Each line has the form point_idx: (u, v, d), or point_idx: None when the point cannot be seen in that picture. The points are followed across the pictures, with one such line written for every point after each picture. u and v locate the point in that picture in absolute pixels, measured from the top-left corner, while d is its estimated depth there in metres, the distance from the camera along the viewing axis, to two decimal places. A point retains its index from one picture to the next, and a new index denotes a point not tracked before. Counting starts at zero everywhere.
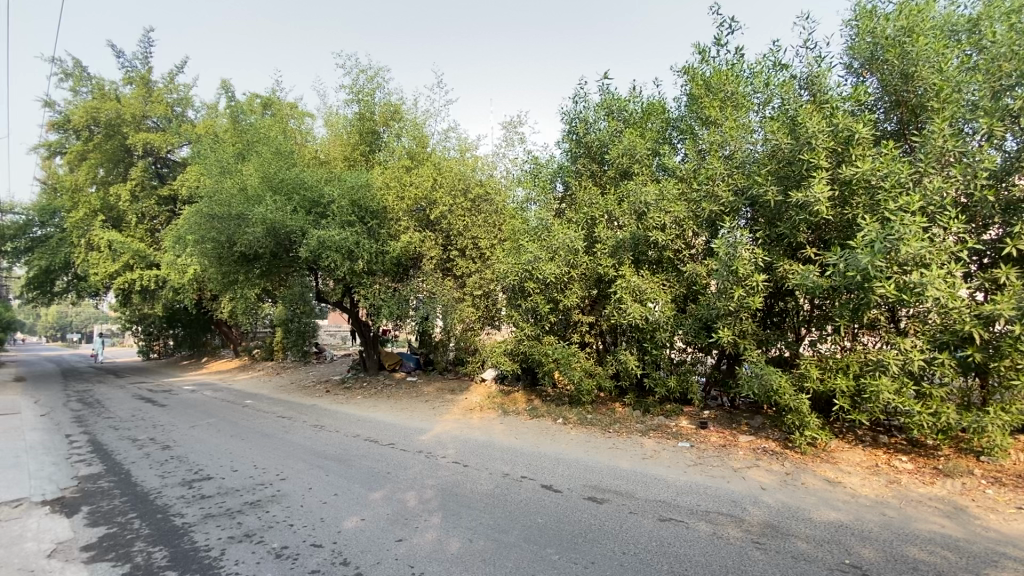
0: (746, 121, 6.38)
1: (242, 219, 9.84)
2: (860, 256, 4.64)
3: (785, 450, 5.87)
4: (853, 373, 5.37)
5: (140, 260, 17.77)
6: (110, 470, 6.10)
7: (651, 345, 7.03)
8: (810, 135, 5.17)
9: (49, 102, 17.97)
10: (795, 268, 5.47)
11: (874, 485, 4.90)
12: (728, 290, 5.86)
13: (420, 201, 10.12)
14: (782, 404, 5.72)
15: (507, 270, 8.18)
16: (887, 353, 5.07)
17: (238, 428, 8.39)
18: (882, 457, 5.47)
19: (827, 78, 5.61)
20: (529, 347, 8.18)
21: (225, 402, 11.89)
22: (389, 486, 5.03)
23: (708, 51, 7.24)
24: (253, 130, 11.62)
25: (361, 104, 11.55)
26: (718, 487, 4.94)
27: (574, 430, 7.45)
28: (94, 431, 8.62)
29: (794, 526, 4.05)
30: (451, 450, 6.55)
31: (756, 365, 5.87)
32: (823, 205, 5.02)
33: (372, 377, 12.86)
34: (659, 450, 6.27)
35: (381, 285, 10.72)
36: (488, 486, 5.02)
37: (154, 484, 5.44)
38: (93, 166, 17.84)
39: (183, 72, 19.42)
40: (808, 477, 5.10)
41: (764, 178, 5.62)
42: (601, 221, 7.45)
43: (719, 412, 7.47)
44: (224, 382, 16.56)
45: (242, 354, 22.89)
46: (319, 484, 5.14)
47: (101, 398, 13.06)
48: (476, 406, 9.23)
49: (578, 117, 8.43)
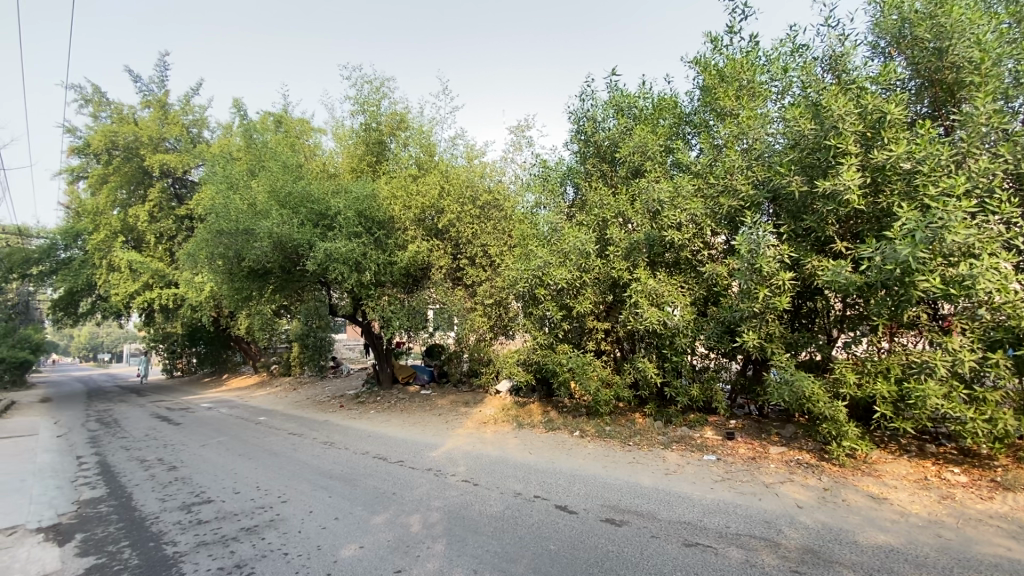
0: (764, 110, 5.99)
1: (250, 234, 9.71)
2: (900, 248, 4.18)
3: (821, 463, 5.39)
4: (894, 377, 4.89)
5: (160, 279, 18.02)
6: (113, 493, 5.95)
7: (671, 351, 6.63)
8: (837, 119, 4.75)
9: (70, 128, 18.46)
10: (824, 263, 5.03)
11: (925, 502, 4.40)
12: (752, 291, 5.45)
13: (428, 210, 9.98)
14: (816, 413, 5.27)
15: (516, 278, 7.88)
16: (933, 355, 4.60)
17: (247, 447, 8.21)
18: (932, 469, 4.97)
19: (851, 59, 5.19)
20: (542, 356, 7.83)
21: (239, 419, 11.78)
22: (393, 508, 4.72)
23: (720, 40, 6.86)
24: (262, 146, 11.64)
25: (367, 115, 11.45)
26: (749, 505, 4.51)
27: (592, 443, 7.06)
28: (105, 451, 8.54)
29: (837, 551, 3.61)
30: (462, 467, 6.23)
31: (786, 371, 5.42)
32: (854, 193, 4.60)
33: (386, 390, 12.65)
34: (683, 464, 5.84)
35: (390, 296, 10.52)
36: (498, 507, 4.68)
37: (153, 509, 5.26)
38: (113, 188, 18.19)
39: (198, 93, 19.78)
40: (849, 493, 4.64)
41: (787, 168, 5.20)
42: (613, 222, 7.09)
43: (747, 421, 7.00)
44: (242, 398, 16.58)
45: (261, 370, 23.04)
46: (320, 507, 4.87)
47: (119, 417, 13.09)
48: (490, 419, 8.92)
49: (586, 116, 8.11)
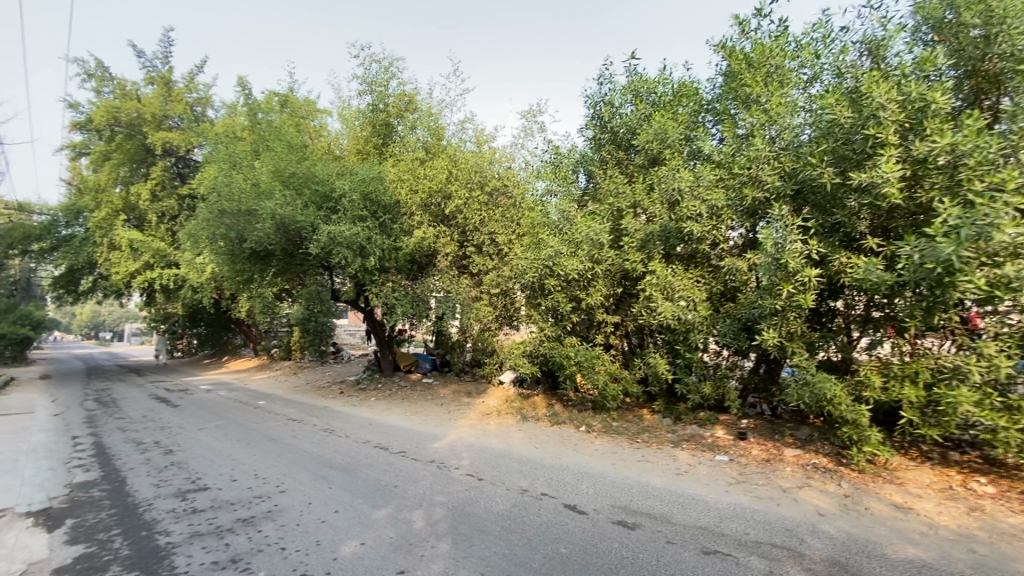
0: (792, 98, 5.70)
1: (252, 215, 9.49)
2: (943, 246, 3.91)
3: (839, 467, 5.19)
4: (922, 382, 4.66)
5: (161, 259, 17.82)
6: (107, 476, 5.80)
7: (684, 347, 6.41)
8: (877, 107, 4.46)
9: (73, 104, 18.18)
10: (854, 260, 4.79)
11: (954, 514, 4.19)
12: (775, 287, 5.20)
13: (435, 195, 9.72)
14: (837, 416, 5.06)
15: (526, 267, 7.67)
16: (966, 360, 4.38)
17: (246, 432, 8.03)
18: (957, 478, 4.77)
19: (890, 47, 4.90)
20: (550, 349, 7.62)
21: (238, 402, 11.63)
22: (396, 502, 4.54)
23: (748, 23, 6.53)
24: (266, 126, 11.36)
25: (375, 95, 11.14)
26: (768, 511, 4.31)
27: (599, 439, 6.87)
28: (101, 432, 8.38)
29: (865, 565, 3.41)
30: (465, 460, 6.05)
31: (807, 372, 5.20)
32: (892, 186, 4.34)
33: (387, 378, 12.47)
34: (695, 465, 5.64)
35: (394, 283, 10.29)
36: (504, 505, 4.49)
37: (148, 494, 5.10)
38: (115, 166, 17.93)
39: (202, 71, 19.43)
40: (872, 502, 4.43)
41: (819, 159, 4.91)
42: (628, 212, 6.84)
43: (760, 421, 6.80)
44: (242, 382, 16.45)
45: (262, 353, 22.92)
46: (320, 499, 4.69)
47: (117, 397, 12.95)
48: (494, 411, 8.74)
49: (602, 100, 7.79)
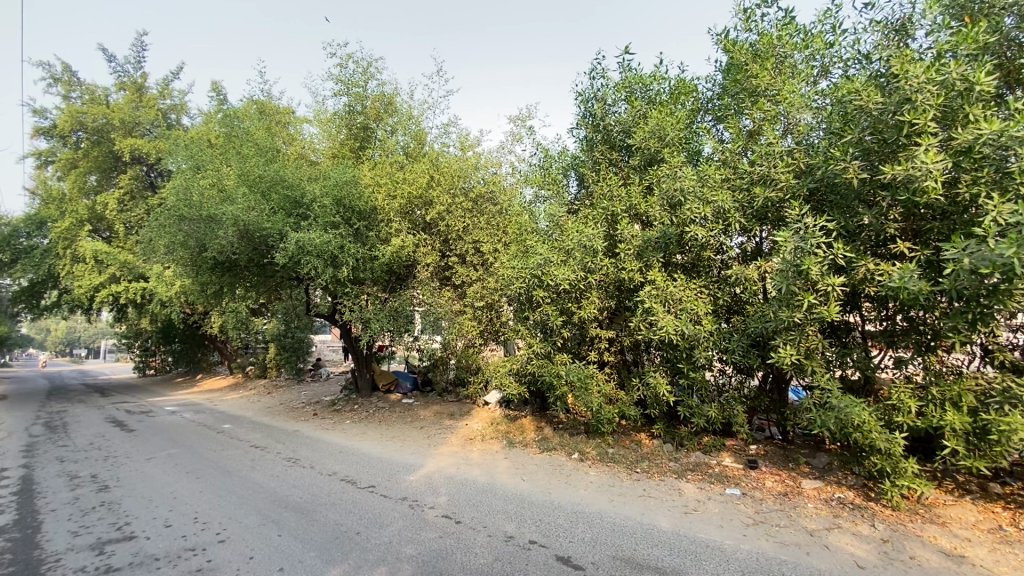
0: (804, 91, 5.23)
1: (214, 221, 8.72)
2: (1000, 248, 3.33)
3: (869, 503, 4.55)
4: (967, 407, 4.10)
5: (127, 272, 16.79)
6: (20, 522, 4.91)
7: (688, 366, 5.73)
8: (912, 90, 3.93)
9: (37, 109, 17.40)
10: (883, 267, 4.20)
11: (1013, 563, 3.55)
12: (792, 297, 4.56)
13: (415, 201, 9.08)
14: (866, 445, 4.42)
15: (512, 277, 7.02)
16: (1018, 382, 3.87)
17: (198, 463, 7.14)
18: (1004, 516, 4.14)
19: (919, 25, 4.49)
20: (538, 367, 6.89)
21: (200, 426, 10.70)
22: (354, 557, 3.78)
23: (752, 12, 6.06)
24: (234, 129, 10.66)
25: (352, 96, 10.50)
26: (797, 564, 3.63)
27: (594, 469, 6.15)
28: (35, 464, 7.42)
29: None
30: (442, 497, 5.27)
31: (831, 395, 4.55)
32: (934, 180, 3.79)
33: (364, 398, 11.64)
34: (703, 501, 4.94)
35: (370, 295, 9.52)
36: (485, 558, 3.76)
37: (59, 546, 4.25)
38: (81, 173, 17.10)
39: (177, 77, 18.72)
40: (916, 549, 3.78)
41: (843, 151, 4.36)
42: (623, 217, 6.25)
43: (771, 447, 6.16)
44: (212, 402, 15.41)
45: (237, 371, 21.88)
46: (262, 553, 3.90)
47: (70, 420, 11.91)
48: (477, 435, 7.99)
49: (595, 97, 7.23)
